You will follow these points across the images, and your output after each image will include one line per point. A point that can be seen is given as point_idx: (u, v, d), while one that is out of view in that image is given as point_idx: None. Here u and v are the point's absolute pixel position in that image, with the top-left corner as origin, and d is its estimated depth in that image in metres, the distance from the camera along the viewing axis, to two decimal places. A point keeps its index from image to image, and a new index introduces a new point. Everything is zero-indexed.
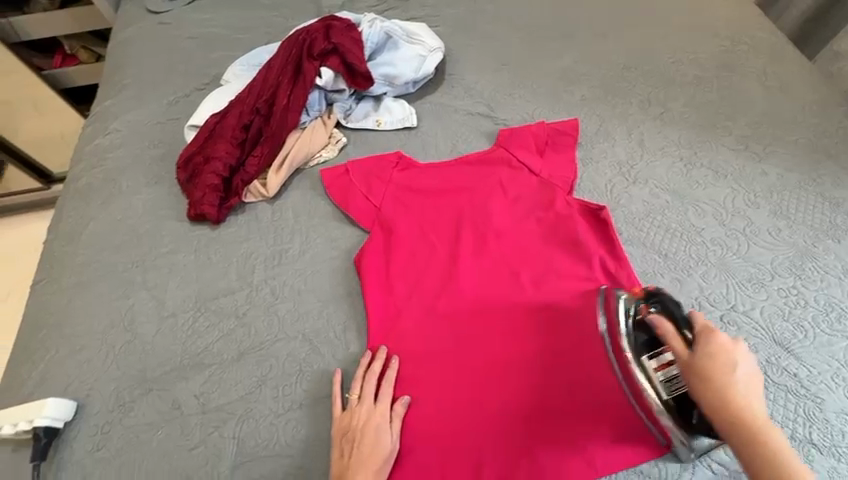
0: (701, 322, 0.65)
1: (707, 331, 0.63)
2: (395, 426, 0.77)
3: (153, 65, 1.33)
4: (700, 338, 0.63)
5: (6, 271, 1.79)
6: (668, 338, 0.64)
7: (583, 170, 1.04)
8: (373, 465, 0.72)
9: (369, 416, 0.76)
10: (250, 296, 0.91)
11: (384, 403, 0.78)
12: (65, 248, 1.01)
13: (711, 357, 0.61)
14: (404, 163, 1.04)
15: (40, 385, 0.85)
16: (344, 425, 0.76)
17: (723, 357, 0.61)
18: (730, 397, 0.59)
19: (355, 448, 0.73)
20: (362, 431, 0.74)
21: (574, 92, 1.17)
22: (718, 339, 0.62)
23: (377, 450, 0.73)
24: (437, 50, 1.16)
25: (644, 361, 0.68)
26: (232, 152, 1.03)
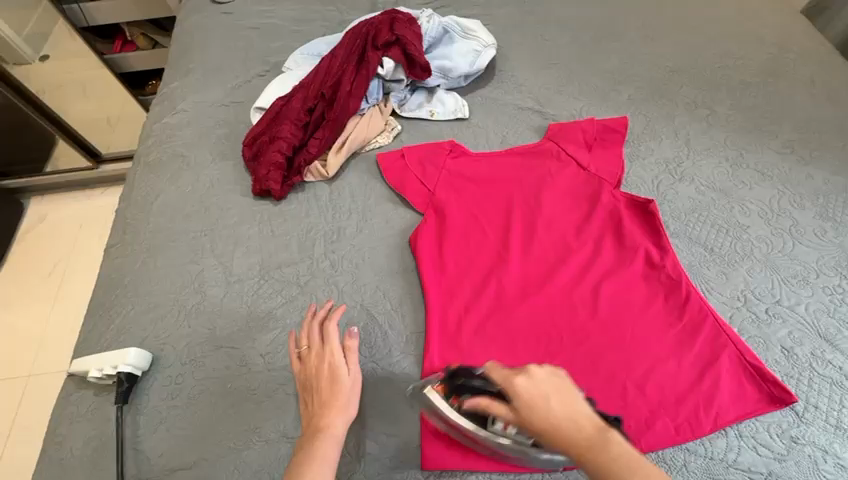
0: (497, 374, 0.65)
1: (505, 382, 0.62)
2: (351, 361, 0.79)
3: (217, 52, 1.40)
4: (508, 395, 0.62)
5: (74, 242, 1.88)
6: (488, 406, 0.63)
7: (631, 166, 1.07)
8: (338, 402, 0.73)
9: (322, 361, 0.78)
10: (311, 267, 0.97)
11: (331, 346, 0.79)
12: (138, 216, 1.08)
13: (530, 408, 0.59)
14: (457, 152, 1.10)
15: (117, 337, 0.91)
16: (303, 375, 0.78)
17: (527, 402, 0.59)
18: (564, 448, 0.56)
19: (315, 393, 0.75)
20: (317, 378, 0.77)
21: (621, 91, 1.21)
22: (504, 379, 0.63)
23: (338, 387, 0.75)
24: (491, 46, 1.21)
25: (494, 428, 0.70)
26: (296, 133, 1.09)
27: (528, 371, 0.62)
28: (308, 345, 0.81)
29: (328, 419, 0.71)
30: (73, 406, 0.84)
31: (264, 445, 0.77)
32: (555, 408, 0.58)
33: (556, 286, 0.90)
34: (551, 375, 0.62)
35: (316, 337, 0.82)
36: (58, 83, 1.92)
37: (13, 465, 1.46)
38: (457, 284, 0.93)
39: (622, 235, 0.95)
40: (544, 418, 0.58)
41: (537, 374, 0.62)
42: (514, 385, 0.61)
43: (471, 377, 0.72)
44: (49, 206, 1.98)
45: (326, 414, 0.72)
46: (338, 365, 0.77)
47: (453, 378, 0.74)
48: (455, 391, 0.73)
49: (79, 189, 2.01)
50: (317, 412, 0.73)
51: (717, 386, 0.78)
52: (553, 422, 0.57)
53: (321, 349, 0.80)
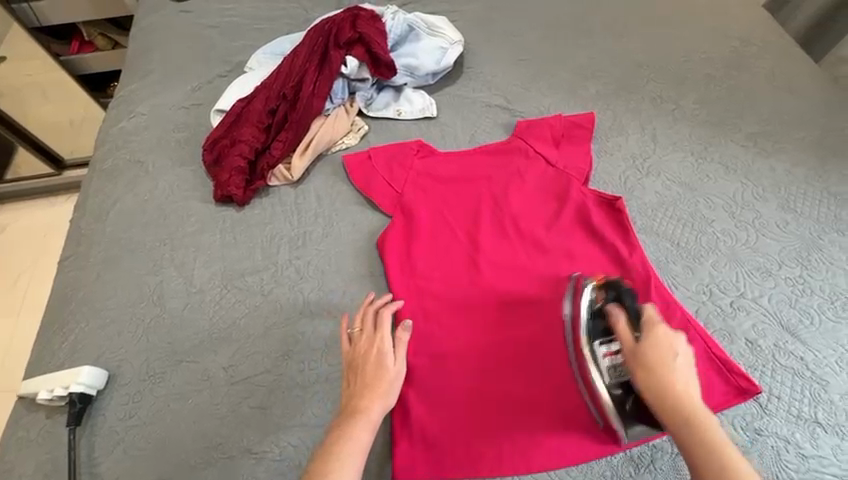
0: (648, 312, 0.69)
1: (648, 325, 0.67)
2: (398, 354, 0.77)
3: (176, 52, 1.35)
4: (643, 331, 0.67)
5: (32, 253, 1.81)
6: (618, 326, 0.69)
7: (598, 162, 1.07)
8: (379, 389, 0.72)
9: (370, 346, 0.77)
10: (275, 274, 0.94)
11: (383, 332, 0.78)
12: (92, 226, 1.03)
13: (652, 347, 0.65)
14: (425, 152, 1.08)
15: (71, 355, 0.87)
16: (350, 356, 0.77)
17: (656, 350, 0.64)
18: (649, 379, 0.63)
19: (358, 376, 0.74)
20: (364, 360, 0.76)
21: (589, 87, 1.20)
22: (662, 333, 0.66)
23: (382, 374, 0.74)
24: (458, 43, 1.19)
25: (597, 350, 0.74)
26: (258, 136, 1.06)
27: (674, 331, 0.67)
28: (362, 329, 0.80)
29: (367, 403, 0.70)
30: (24, 430, 0.80)
31: (228, 463, 0.75)
32: (679, 363, 0.64)
33: (526, 286, 0.90)
34: (679, 337, 0.66)
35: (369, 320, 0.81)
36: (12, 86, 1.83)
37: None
38: (426, 288, 0.91)
39: (589, 233, 0.95)
40: (666, 364, 0.64)
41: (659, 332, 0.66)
42: (658, 328, 0.66)
43: (629, 299, 0.75)
44: (7, 216, 1.89)
45: (367, 398, 0.71)
46: (386, 352, 0.75)
47: (615, 287, 0.77)
48: (606, 296, 0.76)
49: (39, 196, 1.92)
50: (358, 394, 0.72)
51: None
52: (673, 370, 0.63)
53: (372, 334, 0.79)
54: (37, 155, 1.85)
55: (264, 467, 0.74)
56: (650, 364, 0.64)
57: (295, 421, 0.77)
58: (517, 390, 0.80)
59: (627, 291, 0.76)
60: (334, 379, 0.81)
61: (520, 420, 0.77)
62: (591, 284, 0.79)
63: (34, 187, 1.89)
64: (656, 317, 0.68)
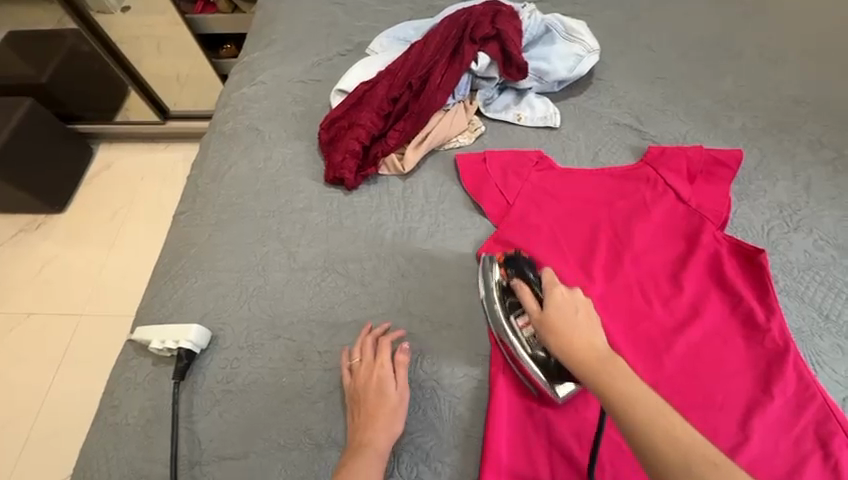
0: (547, 275, 0.74)
1: (548, 283, 0.73)
2: (400, 379, 0.77)
3: (301, 26, 1.37)
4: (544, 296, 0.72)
5: (152, 194, 1.93)
6: (525, 297, 0.74)
7: (738, 206, 0.95)
8: (382, 419, 0.73)
9: (370, 373, 0.77)
10: (377, 266, 0.92)
11: (381, 362, 0.78)
12: (208, 186, 1.07)
13: (552, 307, 0.70)
14: (544, 164, 1.02)
15: (178, 308, 0.91)
16: (351, 386, 0.77)
17: (557, 306, 0.70)
18: (551, 336, 0.68)
19: (360, 406, 0.75)
20: (365, 389, 0.76)
21: (734, 119, 1.08)
22: (560, 292, 0.72)
23: (384, 402, 0.74)
24: (595, 52, 1.11)
25: (513, 322, 0.80)
26: (377, 122, 1.04)
27: (571, 288, 0.73)
28: (360, 357, 0.79)
29: (372, 434, 0.71)
30: (130, 373, 0.84)
31: (316, 450, 0.74)
32: (579, 317, 0.69)
33: (642, 333, 0.82)
34: (578, 296, 0.72)
35: (367, 351, 0.80)
36: (134, 38, 1.94)
37: (60, 403, 1.55)
38: None
39: (721, 285, 0.85)
40: (569, 324, 0.68)
41: (577, 292, 0.72)
42: (555, 288, 0.72)
43: (528, 269, 0.80)
44: (116, 155, 2.04)
45: (371, 428, 0.72)
46: (385, 378, 0.76)
47: (512, 260, 0.82)
48: (510, 267, 0.82)
49: (146, 141, 2.06)
50: (364, 424, 0.73)
51: (816, 477, 0.70)
52: (573, 329, 0.67)
53: (371, 363, 0.78)
54: (142, 97, 1.96)
55: None
56: (559, 324, 0.68)
57: None
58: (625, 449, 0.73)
59: (526, 260, 0.82)
60: (427, 388, 0.80)
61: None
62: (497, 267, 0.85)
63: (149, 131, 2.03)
64: (556, 279, 0.73)
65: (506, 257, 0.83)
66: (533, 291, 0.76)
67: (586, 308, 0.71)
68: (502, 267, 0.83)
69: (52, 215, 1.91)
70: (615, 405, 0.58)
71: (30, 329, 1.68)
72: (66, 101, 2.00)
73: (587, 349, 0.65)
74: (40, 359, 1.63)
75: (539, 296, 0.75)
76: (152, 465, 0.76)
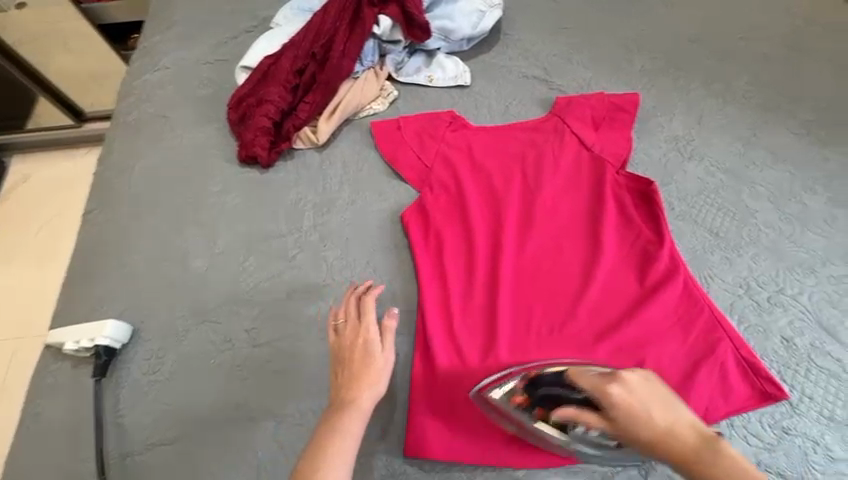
0: (588, 383, 0.61)
1: (597, 392, 0.59)
2: (387, 341, 0.76)
3: (202, 4, 1.30)
4: (603, 405, 0.58)
5: (57, 206, 1.80)
6: (579, 416, 0.60)
7: (638, 145, 1.01)
8: (367, 380, 0.72)
9: (356, 335, 0.75)
10: (299, 240, 0.92)
11: (364, 324, 0.76)
12: (117, 179, 1.02)
13: (627, 413, 0.57)
14: (457, 123, 1.03)
15: (96, 307, 0.88)
16: (336, 345, 0.76)
17: (625, 419, 0.57)
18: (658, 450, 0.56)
19: (346, 365, 0.74)
20: (351, 349, 0.75)
21: (634, 62, 1.13)
22: (616, 393, 0.58)
23: (367, 364, 0.73)
24: (497, 6, 1.11)
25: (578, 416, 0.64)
26: (285, 96, 1.02)
27: (621, 377, 0.59)
28: (347, 318, 0.78)
29: (356, 393, 0.71)
30: (51, 378, 0.81)
31: (249, 423, 0.75)
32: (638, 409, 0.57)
33: (555, 278, 0.87)
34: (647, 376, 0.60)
35: (364, 310, 0.77)
36: (32, 32, 1.77)
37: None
38: (453, 275, 0.88)
39: (622, 223, 0.91)
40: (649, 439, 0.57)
41: (632, 379, 0.59)
42: (611, 396, 0.58)
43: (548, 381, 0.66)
44: (34, 166, 1.89)
45: (355, 388, 0.71)
46: (372, 341, 0.74)
47: (534, 386, 0.67)
48: (538, 402, 0.66)
49: (67, 147, 1.91)
50: (348, 384, 0.72)
51: (705, 379, 0.77)
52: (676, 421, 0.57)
53: (356, 326, 0.76)
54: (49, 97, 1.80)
55: (284, 430, 0.75)
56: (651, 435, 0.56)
57: (314, 387, 0.78)
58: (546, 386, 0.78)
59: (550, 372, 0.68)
60: None
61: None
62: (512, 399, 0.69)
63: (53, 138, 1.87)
64: (603, 382, 0.59)
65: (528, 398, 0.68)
66: (575, 403, 0.61)
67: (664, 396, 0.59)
68: (529, 407, 0.67)
69: None
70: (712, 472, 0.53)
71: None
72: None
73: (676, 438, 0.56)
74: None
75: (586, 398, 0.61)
76: (81, 464, 0.74)
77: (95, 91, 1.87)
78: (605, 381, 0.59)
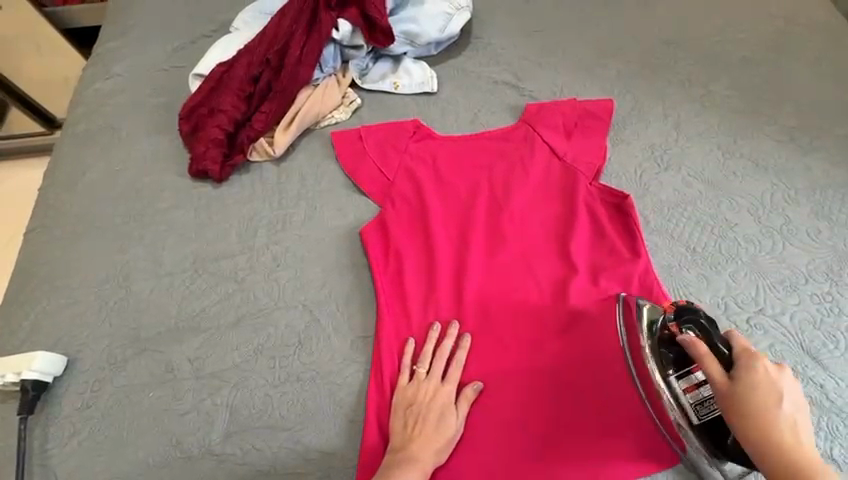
0: (740, 345, 0.59)
1: (413, 384, 0.74)
2: (462, 411, 0.72)
3: (160, 8, 1.24)
4: (418, 398, 0.72)
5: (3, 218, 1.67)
6: (396, 414, 0.72)
7: (613, 154, 0.96)
8: (436, 445, 0.68)
9: (434, 396, 0.72)
10: (251, 260, 0.87)
11: (451, 381, 0.74)
12: (61, 196, 0.96)
13: (422, 395, 0.72)
14: (422, 134, 0.98)
15: (31, 335, 0.81)
16: (409, 397, 0.73)
17: (758, 392, 0.55)
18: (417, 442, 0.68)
19: (419, 421, 0.70)
20: (427, 407, 0.71)
21: (609, 66, 1.08)
22: (424, 386, 0.73)
23: (443, 427, 0.70)
24: (464, 8, 1.06)
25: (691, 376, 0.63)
26: (239, 105, 0.96)
27: (430, 372, 0.75)
28: (428, 370, 0.75)
29: (421, 457, 0.67)
30: None
31: (188, 464, 0.70)
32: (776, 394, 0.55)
33: (526, 297, 0.81)
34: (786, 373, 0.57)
35: (428, 356, 0.76)
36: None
37: None
38: (414, 298, 0.82)
39: (596, 236, 0.86)
40: (770, 417, 0.54)
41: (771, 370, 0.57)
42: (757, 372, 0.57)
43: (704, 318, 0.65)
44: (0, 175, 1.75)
45: (422, 450, 0.67)
46: (450, 405, 0.71)
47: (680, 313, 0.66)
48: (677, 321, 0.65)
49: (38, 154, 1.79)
50: (412, 445, 0.68)
51: None
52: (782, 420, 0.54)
53: (439, 383, 0.74)
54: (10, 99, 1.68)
55: (225, 471, 0.70)
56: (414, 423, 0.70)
57: (260, 422, 0.73)
58: (525, 416, 0.72)
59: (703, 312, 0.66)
60: (305, 381, 0.76)
61: (527, 449, 0.71)
62: (648, 306, 0.70)
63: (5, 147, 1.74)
64: (417, 366, 0.75)
65: (676, 309, 0.67)
66: (715, 350, 0.60)
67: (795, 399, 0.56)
68: (671, 318, 0.66)
69: None
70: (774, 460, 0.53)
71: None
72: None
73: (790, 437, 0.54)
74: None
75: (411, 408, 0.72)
76: None
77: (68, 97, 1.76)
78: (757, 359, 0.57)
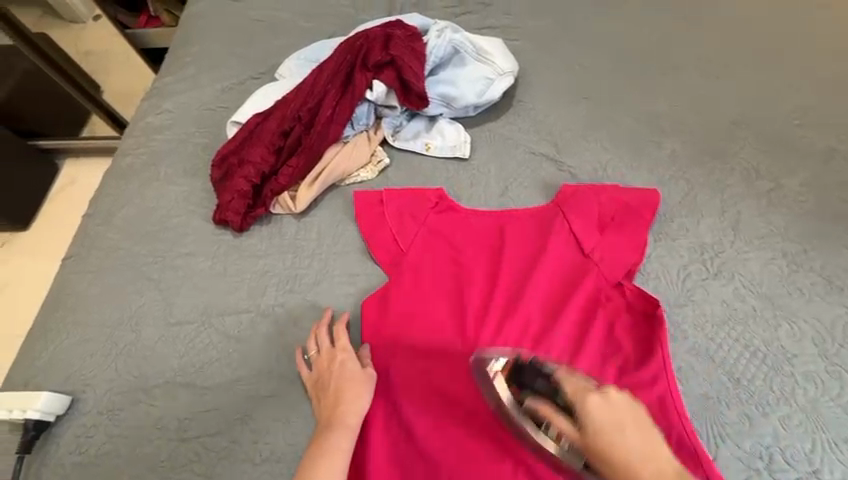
0: (570, 384, 0.61)
1: (312, 366, 0.79)
2: (364, 359, 0.80)
3: (216, 45, 1.29)
4: (321, 373, 0.78)
5: (70, 209, 1.80)
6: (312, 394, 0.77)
7: (653, 251, 0.86)
8: (353, 393, 0.75)
9: (332, 361, 0.78)
10: (255, 320, 0.86)
11: (344, 346, 0.79)
12: (98, 228, 1.01)
13: (323, 372, 0.78)
14: (444, 206, 0.93)
15: (46, 367, 0.86)
16: (313, 377, 0.78)
17: (597, 426, 0.57)
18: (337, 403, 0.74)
19: (327, 391, 0.76)
20: (330, 375, 0.77)
21: (663, 145, 0.98)
22: (322, 361, 0.78)
23: (354, 380, 0.76)
24: (508, 74, 1.00)
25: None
26: (267, 158, 0.97)
27: (321, 348, 0.80)
28: (318, 348, 0.80)
29: (343, 410, 0.73)
30: None
31: None
32: (629, 439, 0.56)
33: None
34: (616, 395, 0.59)
35: (324, 339, 0.81)
36: (83, 45, 1.83)
37: None
38: (406, 387, 0.79)
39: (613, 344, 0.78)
40: (621, 452, 0.55)
41: (614, 398, 0.59)
42: (587, 405, 0.58)
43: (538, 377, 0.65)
44: (79, 170, 1.87)
45: (341, 405, 0.73)
46: (349, 359, 0.78)
47: (517, 373, 0.67)
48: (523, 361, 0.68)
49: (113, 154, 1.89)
50: (331, 405, 0.74)
51: None
52: (629, 451, 0.55)
53: (331, 350, 0.79)
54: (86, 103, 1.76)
55: None
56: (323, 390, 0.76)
57: None
58: None
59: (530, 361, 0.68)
60: (285, 462, 0.74)
61: None
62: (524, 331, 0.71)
63: (79, 148, 1.86)
64: (309, 350, 0.81)
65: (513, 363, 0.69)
66: (554, 402, 0.62)
67: (635, 417, 0.58)
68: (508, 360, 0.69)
69: (16, 231, 1.78)
70: None
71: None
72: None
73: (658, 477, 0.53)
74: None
75: (314, 383, 0.78)
76: None
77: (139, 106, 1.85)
78: (581, 390, 0.60)
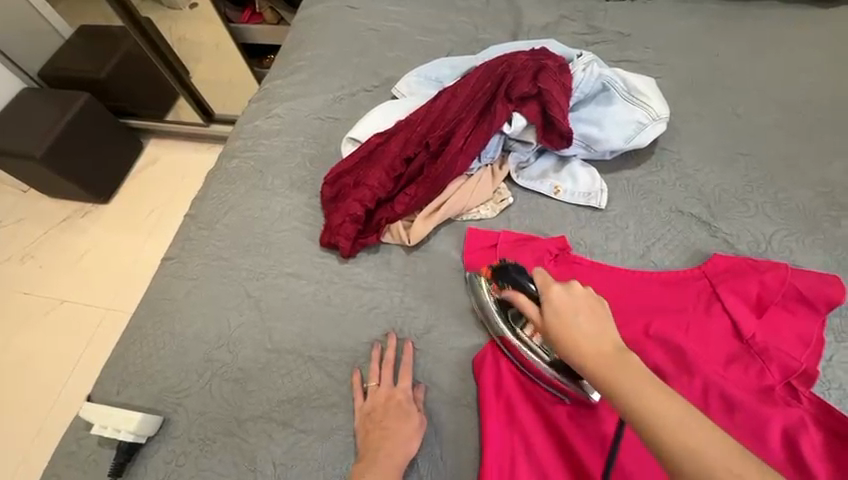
0: (541, 275, 0.66)
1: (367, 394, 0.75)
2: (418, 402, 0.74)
3: (329, 51, 1.24)
4: (375, 404, 0.73)
5: (167, 186, 1.82)
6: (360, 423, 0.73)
7: (834, 355, 0.72)
8: (401, 436, 0.69)
9: (388, 395, 0.73)
10: (357, 362, 0.79)
11: (402, 381, 0.74)
12: (200, 231, 0.98)
13: (377, 404, 0.73)
14: (567, 260, 0.84)
15: (139, 376, 0.83)
16: (366, 407, 0.73)
17: (553, 307, 0.61)
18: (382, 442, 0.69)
19: (377, 425, 0.71)
20: (383, 409, 0.72)
21: (841, 222, 0.83)
22: (377, 392, 0.74)
23: (405, 421, 0.71)
24: (662, 120, 0.89)
25: (518, 331, 0.75)
26: (385, 183, 0.89)
27: (379, 378, 0.75)
28: (376, 377, 0.76)
29: (388, 451, 0.68)
30: (75, 447, 0.78)
31: None
32: (580, 321, 0.59)
33: None
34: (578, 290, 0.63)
35: (381, 367, 0.77)
36: (179, 31, 1.81)
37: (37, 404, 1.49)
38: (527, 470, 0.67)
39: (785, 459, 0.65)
40: (571, 336, 0.59)
41: (575, 290, 0.63)
42: (548, 292, 0.63)
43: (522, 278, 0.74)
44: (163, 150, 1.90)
45: (387, 445, 0.68)
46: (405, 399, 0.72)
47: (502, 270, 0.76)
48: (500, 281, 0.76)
49: (199, 141, 1.91)
50: (377, 444, 0.69)
51: None
52: (576, 329, 0.59)
53: (389, 382, 0.75)
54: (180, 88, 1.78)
55: None
56: (372, 424, 0.71)
57: None
58: None
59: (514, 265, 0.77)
60: None
61: None
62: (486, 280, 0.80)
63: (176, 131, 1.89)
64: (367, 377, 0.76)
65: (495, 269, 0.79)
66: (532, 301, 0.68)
67: (588, 309, 0.61)
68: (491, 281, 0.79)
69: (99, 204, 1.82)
70: (602, 379, 0.55)
71: (18, 319, 1.64)
72: (85, 64, 1.82)
73: (599, 347, 0.57)
74: (35, 362, 1.56)
75: (364, 412, 0.73)
76: None
77: (233, 97, 1.88)
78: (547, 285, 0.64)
